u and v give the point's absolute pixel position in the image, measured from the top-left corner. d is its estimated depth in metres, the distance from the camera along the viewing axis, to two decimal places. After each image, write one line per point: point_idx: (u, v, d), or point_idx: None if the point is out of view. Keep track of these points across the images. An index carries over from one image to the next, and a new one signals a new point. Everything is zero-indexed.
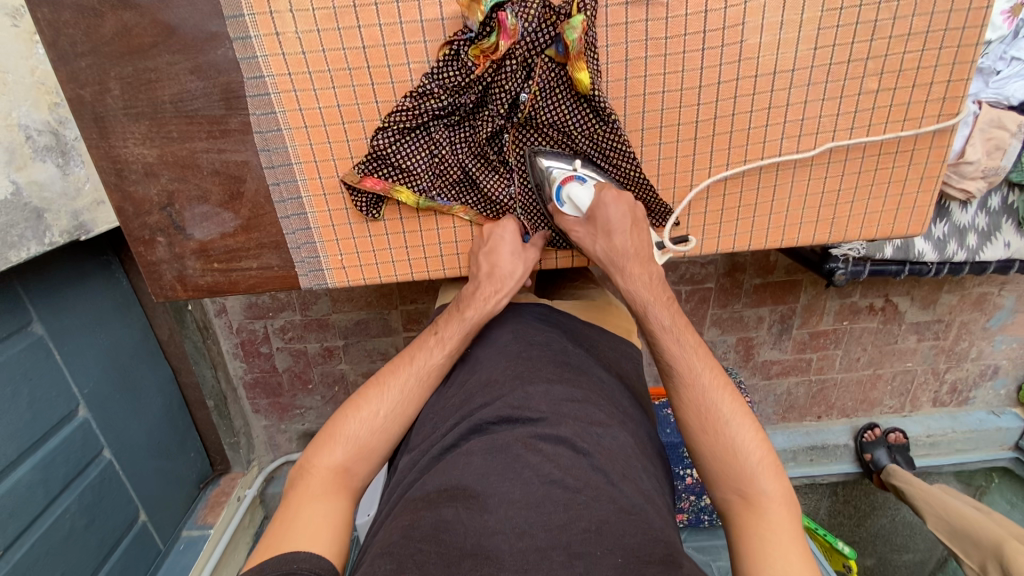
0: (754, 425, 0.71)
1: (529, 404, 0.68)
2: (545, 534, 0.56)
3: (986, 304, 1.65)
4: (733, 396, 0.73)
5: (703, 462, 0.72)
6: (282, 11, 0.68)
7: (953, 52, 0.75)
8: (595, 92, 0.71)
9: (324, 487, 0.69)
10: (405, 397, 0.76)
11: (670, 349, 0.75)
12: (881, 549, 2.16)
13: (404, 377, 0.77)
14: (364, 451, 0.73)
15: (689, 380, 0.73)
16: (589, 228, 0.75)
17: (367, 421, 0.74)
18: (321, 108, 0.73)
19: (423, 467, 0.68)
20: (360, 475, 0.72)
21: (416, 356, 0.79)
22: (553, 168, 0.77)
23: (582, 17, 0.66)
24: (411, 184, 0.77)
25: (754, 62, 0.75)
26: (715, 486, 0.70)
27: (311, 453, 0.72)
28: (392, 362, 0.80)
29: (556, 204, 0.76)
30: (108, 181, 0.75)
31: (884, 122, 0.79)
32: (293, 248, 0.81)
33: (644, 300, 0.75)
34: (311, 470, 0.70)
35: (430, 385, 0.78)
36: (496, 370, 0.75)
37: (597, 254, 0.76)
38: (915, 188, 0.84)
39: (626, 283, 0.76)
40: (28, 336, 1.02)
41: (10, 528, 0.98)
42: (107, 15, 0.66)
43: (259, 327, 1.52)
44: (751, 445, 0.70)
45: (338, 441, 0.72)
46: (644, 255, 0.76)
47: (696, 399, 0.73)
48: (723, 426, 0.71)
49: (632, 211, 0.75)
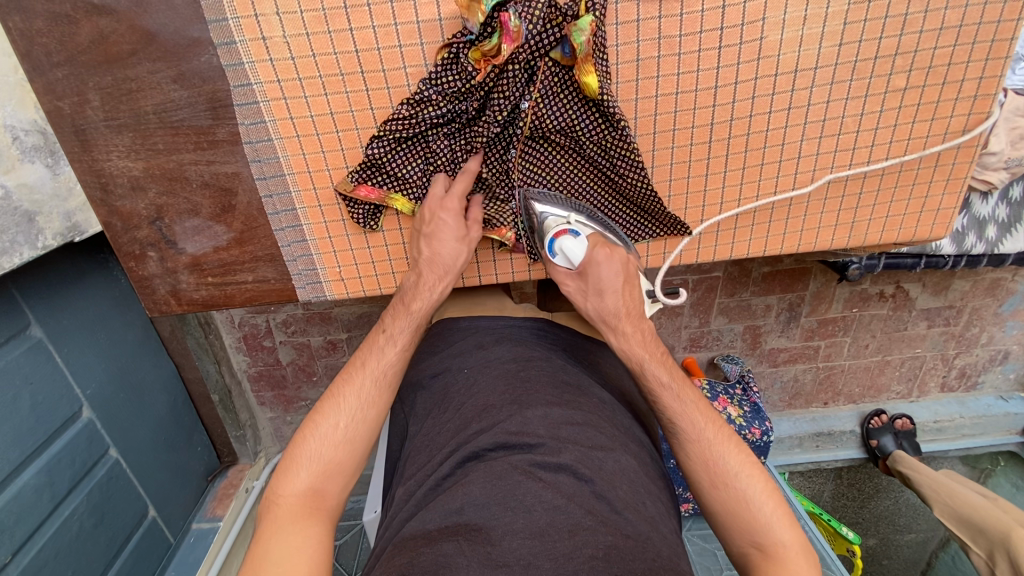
0: (764, 474, 0.69)
1: (527, 429, 0.67)
2: (551, 564, 0.54)
3: (999, 290, 1.61)
4: (739, 446, 0.71)
5: (715, 517, 0.70)
6: (268, 14, 0.63)
7: (988, 47, 0.70)
8: (604, 96, 0.66)
9: (295, 513, 0.65)
10: (364, 403, 0.73)
11: (671, 406, 0.73)
12: (883, 529, 2.16)
13: (359, 383, 0.74)
14: (333, 469, 0.69)
15: (693, 436, 0.71)
16: (580, 283, 0.75)
17: (328, 437, 0.70)
18: (314, 116, 0.69)
19: (422, 499, 0.66)
20: (334, 493, 0.69)
21: (369, 359, 0.75)
22: (547, 215, 0.74)
23: (591, 17, 0.61)
24: (405, 192, 0.74)
25: (774, 61, 0.70)
26: (731, 540, 0.68)
27: (276, 482, 0.68)
28: (344, 370, 0.76)
29: (549, 255, 0.74)
30: (93, 195, 0.72)
31: (911, 121, 0.75)
32: (289, 261, 0.78)
33: (640, 358, 0.74)
34: (279, 501, 0.67)
35: (387, 386, 0.75)
36: (493, 394, 0.73)
37: (589, 311, 0.76)
38: (940, 189, 0.80)
39: (620, 343, 0.75)
40: (28, 340, 1.00)
41: (18, 532, 0.98)
42: (81, 21, 0.62)
43: (261, 322, 1.50)
44: (762, 496, 0.68)
45: (302, 464, 0.69)
46: (635, 311, 0.75)
47: (703, 454, 0.71)
48: (731, 479, 0.69)
49: (625, 267, 0.73)
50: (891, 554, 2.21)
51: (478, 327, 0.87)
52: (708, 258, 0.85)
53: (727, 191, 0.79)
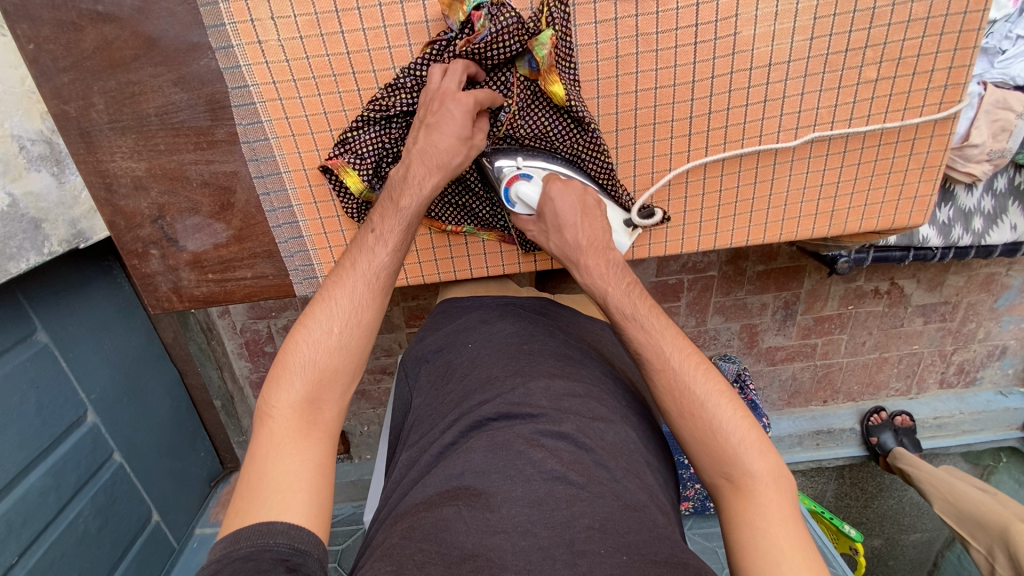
0: (732, 402, 0.69)
1: (530, 399, 0.69)
2: (548, 533, 0.56)
3: (993, 285, 1.62)
4: (707, 374, 0.71)
5: (689, 448, 0.70)
6: (263, 19, 0.67)
7: (955, 38, 0.73)
8: (572, 103, 0.69)
9: (292, 427, 0.63)
10: (358, 307, 0.69)
11: (637, 337, 0.72)
12: (888, 530, 2.14)
13: (351, 287, 0.69)
14: (329, 377, 0.66)
15: (659, 365, 0.71)
16: (542, 225, 0.75)
17: (321, 343, 0.67)
18: (308, 116, 0.73)
19: (424, 466, 0.68)
20: (331, 404, 0.66)
21: (357, 262, 0.70)
22: (503, 167, 0.75)
23: (552, 31, 0.65)
24: (357, 168, 0.73)
25: (748, 55, 0.73)
26: (703, 470, 0.69)
27: (267, 393, 0.65)
28: (334, 272, 0.71)
29: (508, 205, 0.75)
30: (98, 196, 0.75)
31: (884, 111, 0.77)
32: (286, 257, 0.81)
33: (602, 291, 0.73)
34: (273, 413, 0.64)
35: (381, 290, 0.70)
36: (497, 366, 0.76)
37: (553, 250, 0.75)
38: (916, 177, 0.83)
39: (584, 277, 0.74)
40: (34, 344, 1.02)
41: (26, 533, 1.00)
42: (86, 29, 0.66)
43: (262, 327, 1.45)
44: (731, 425, 0.68)
45: (294, 373, 0.65)
46: (601, 243, 0.74)
47: (672, 384, 0.70)
48: (700, 409, 0.69)
49: (582, 199, 0.73)
50: (896, 554, 2.20)
51: (482, 304, 0.89)
52: (693, 249, 0.87)
53: (708, 182, 0.82)
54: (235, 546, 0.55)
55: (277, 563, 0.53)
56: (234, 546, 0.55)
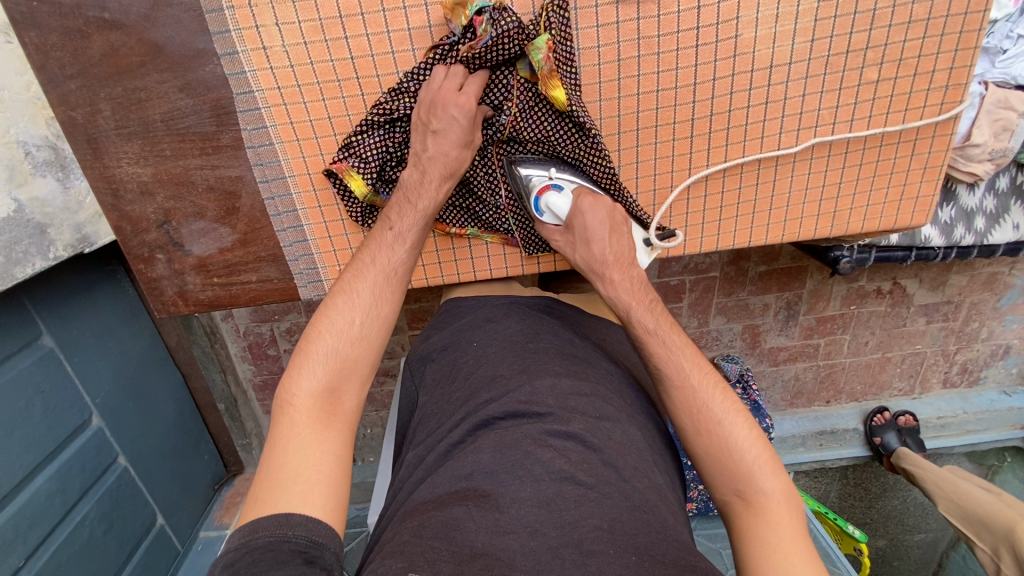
0: (749, 421, 0.70)
1: (537, 399, 0.70)
2: (557, 533, 0.56)
3: (996, 284, 1.62)
4: (725, 394, 0.71)
5: (702, 465, 0.70)
6: (268, 25, 0.68)
7: (955, 39, 0.73)
8: (573, 108, 0.69)
9: (313, 416, 0.63)
10: (378, 299, 0.69)
11: (658, 352, 0.73)
12: (892, 530, 2.14)
13: (371, 279, 0.69)
14: (348, 367, 0.67)
15: (678, 382, 0.72)
16: (568, 237, 0.77)
17: (342, 333, 0.67)
18: (312, 120, 0.73)
19: (432, 464, 0.68)
20: (351, 395, 0.67)
21: (376, 255, 0.70)
22: (532, 176, 0.76)
23: (548, 36, 0.66)
24: (362, 172, 0.73)
25: (749, 57, 0.73)
26: (714, 486, 0.69)
27: (286, 383, 0.65)
28: (350, 265, 0.72)
29: (536, 214, 0.77)
30: (105, 202, 0.75)
31: (885, 113, 0.78)
32: (291, 260, 0.82)
33: (626, 306, 0.74)
34: (292, 402, 0.64)
35: (398, 284, 0.71)
36: (503, 365, 0.76)
37: (578, 262, 0.77)
38: (918, 177, 0.83)
39: (607, 289, 0.75)
40: (38, 349, 1.03)
41: (32, 537, 1.00)
42: (93, 36, 0.66)
43: (266, 330, 1.45)
44: (746, 443, 0.68)
45: (314, 362, 0.66)
46: (625, 259, 0.75)
47: (688, 401, 0.71)
48: (716, 426, 0.69)
49: (611, 216, 0.75)
50: (901, 555, 2.19)
51: (487, 302, 0.89)
52: (696, 251, 0.88)
53: (711, 183, 0.82)
54: (252, 535, 0.55)
55: (294, 555, 0.53)
56: (252, 535, 0.55)
